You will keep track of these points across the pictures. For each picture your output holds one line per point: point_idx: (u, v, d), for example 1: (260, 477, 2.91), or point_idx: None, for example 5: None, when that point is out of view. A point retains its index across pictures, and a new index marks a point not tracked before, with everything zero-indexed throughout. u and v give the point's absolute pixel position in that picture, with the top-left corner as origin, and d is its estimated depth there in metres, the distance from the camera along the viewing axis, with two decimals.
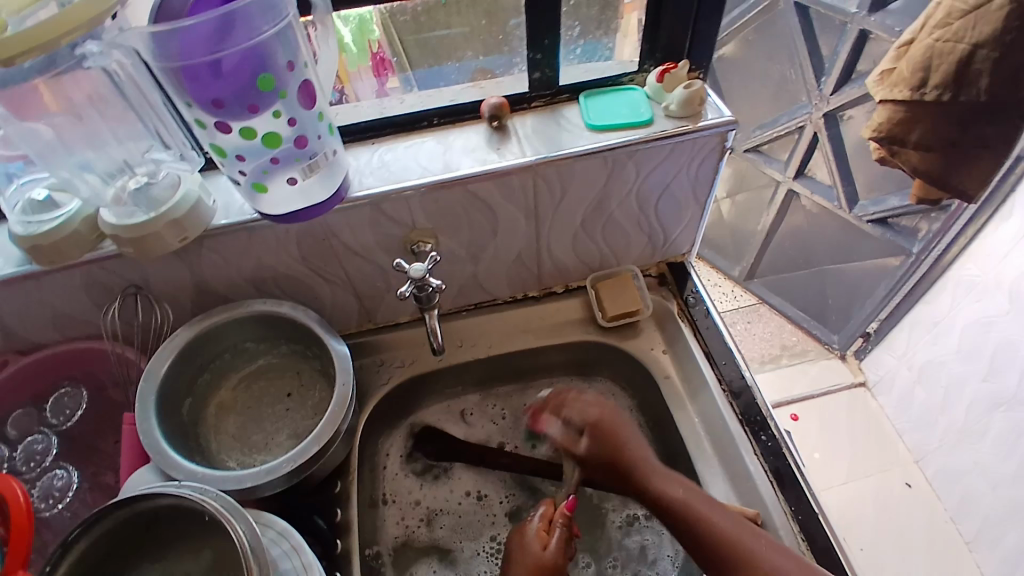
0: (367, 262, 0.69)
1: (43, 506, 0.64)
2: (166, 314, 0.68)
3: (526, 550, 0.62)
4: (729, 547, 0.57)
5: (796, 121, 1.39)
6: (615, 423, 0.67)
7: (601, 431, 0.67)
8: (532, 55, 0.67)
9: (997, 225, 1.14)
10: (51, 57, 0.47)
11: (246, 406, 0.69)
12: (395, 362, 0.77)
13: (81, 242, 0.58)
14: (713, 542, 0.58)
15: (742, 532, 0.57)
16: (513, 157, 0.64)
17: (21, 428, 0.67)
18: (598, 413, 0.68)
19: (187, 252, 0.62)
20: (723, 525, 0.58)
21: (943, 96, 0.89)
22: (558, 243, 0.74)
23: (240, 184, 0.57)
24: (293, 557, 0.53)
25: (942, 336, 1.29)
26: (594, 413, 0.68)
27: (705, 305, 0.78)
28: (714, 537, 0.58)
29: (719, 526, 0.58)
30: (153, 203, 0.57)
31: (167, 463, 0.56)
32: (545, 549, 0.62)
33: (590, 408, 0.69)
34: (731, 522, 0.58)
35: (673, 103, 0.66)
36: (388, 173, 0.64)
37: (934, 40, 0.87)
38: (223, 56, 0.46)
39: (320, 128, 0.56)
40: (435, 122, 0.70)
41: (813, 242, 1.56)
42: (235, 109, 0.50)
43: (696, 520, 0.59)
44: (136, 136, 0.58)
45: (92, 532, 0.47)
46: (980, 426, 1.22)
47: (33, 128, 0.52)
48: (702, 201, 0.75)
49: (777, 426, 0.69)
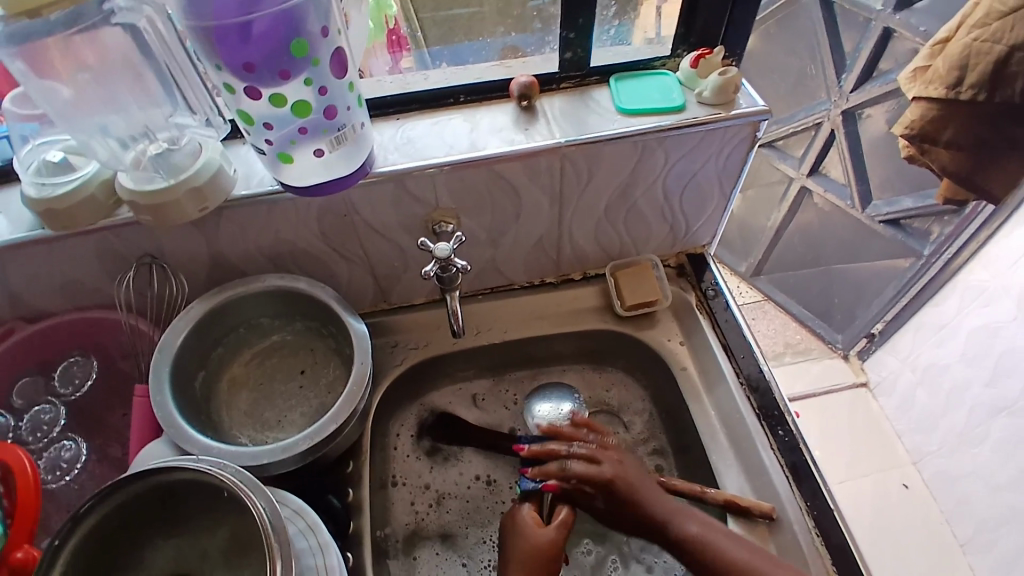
0: (387, 240, 0.68)
1: (50, 477, 0.62)
2: (180, 286, 0.67)
3: (522, 532, 0.61)
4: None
5: (814, 117, 1.38)
6: (629, 484, 0.61)
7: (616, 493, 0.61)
8: (566, 34, 0.65)
9: (1009, 231, 1.13)
10: (80, 10, 0.45)
11: (259, 382, 0.68)
12: (408, 344, 0.76)
13: (97, 208, 0.57)
14: (730, 572, 0.56)
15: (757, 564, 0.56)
16: (541, 138, 0.63)
17: (27, 397, 0.66)
18: (614, 475, 0.61)
19: (205, 222, 0.61)
20: (741, 559, 0.57)
21: (979, 96, 0.88)
22: (579, 229, 0.73)
23: (265, 154, 0.55)
24: (309, 536, 0.52)
25: (948, 340, 1.30)
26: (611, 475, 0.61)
27: (724, 298, 0.77)
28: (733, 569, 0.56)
29: (737, 558, 0.57)
30: (173, 169, 0.56)
31: (180, 436, 0.55)
32: (540, 529, 0.61)
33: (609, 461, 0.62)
34: (749, 554, 0.57)
35: (706, 90, 0.65)
36: (413, 150, 0.62)
37: (971, 39, 0.86)
38: (256, 19, 0.45)
39: (350, 99, 0.54)
40: (462, 99, 0.68)
41: (821, 240, 1.56)
42: (266, 74, 0.48)
43: (712, 546, 0.58)
44: (156, 101, 0.56)
45: (106, 504, 0.45)
46: (982, 431, 1.22)
47: (53, 87, 0.51)
48: (727, 192, 0.74)
49: (794, 421, 0.68)
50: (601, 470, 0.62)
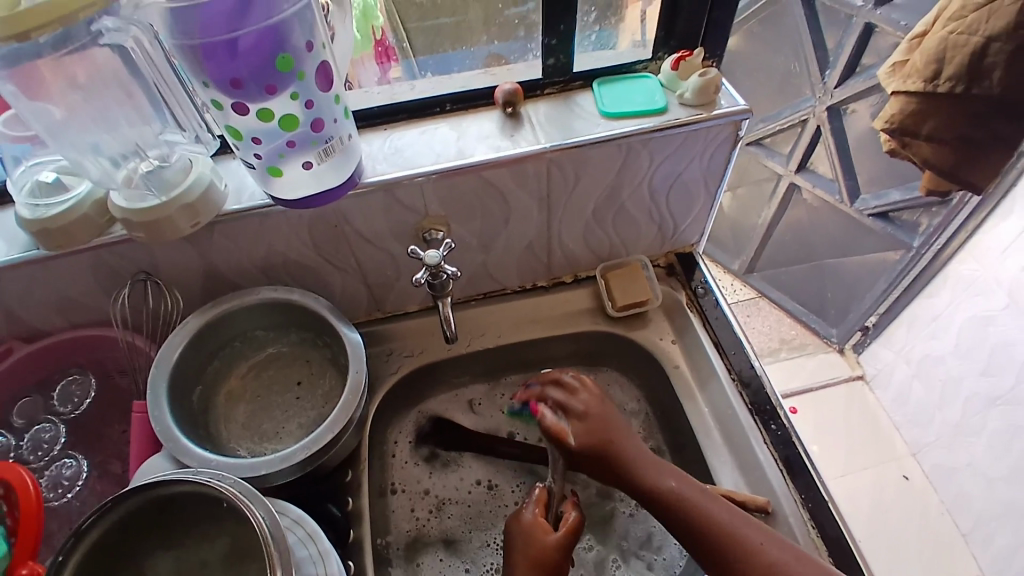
0: (378, 249, 0.69)
1: (51, 495, 0.63)
2: (176, 301, 0.67)
3: (529, 539, 0.61)
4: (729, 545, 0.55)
5: (800, 114, 1.40)
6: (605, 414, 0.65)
7: (592, 423, 0.64)
8: (548, 41, 0.66)
9: (996, 222, 1.14)
10: (67, 33, 0.46)
11: (256, 394, 0.68)
12: (403, 351, 0.77)
13: (90, 226, 0.58)
14: (701, 523, 0.57)
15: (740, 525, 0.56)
16: (527, 143, 0.64)
17: (26, 415, 0.66)
18: (591, 406, 0.65)
19: (198, 237, 0.61)
20: (710, 509, 0.57)
21: (956, 87, 0.89)
22: (569, 232, 0.74)
23: (255, 168, 0.56)
24: (308, 544, 0.53)
25: (941, 331, 1.31)
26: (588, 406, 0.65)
27: (714, 296, 0.78)
28: (714, 531, 0.56)
29: (721, 520, 0.56)
30: (165, 186, 0.57)
31: (178, 450, 0.55)
32: (548, 535, 0.61)
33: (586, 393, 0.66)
34: (731, 516, 0.56)
35: (688, 91, 0.66)
36: (401, 159, 0.63)
37: (948, 32, 0.88)
38: (241, 35, 0.46)
39: (336, 111, 0.55)
40: (448, 108, 0.69)
41: (813, 236, 1.57)
42: (253, 89, 0.49)
43: (694, 504, 0.58)
44: (146, 119, 0.57)
45: (106, 520, 0.46)
46: (978, 421, 1.23)
47: (45, 107, 0.51)
48: (712, 191, 0.75)
49: (787, 416, 0.69)
50: (579, 400, 0.66)
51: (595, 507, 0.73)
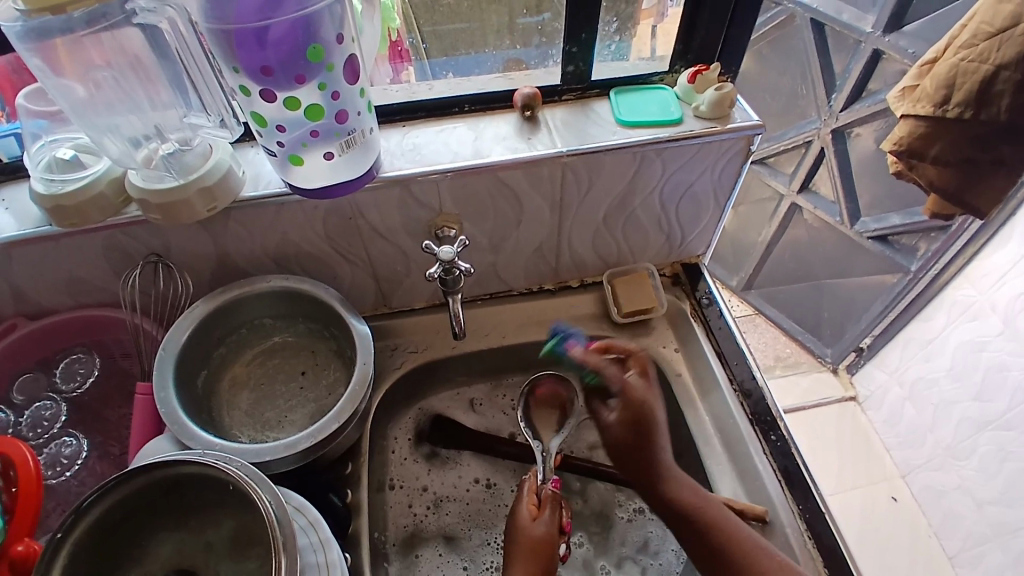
0: (390, 244, 0.69)
1: (50, 473, 0.63)
2: (185, 285, 0.67)
3: (517, 524, 0.62)
4: (729, 546, 0.57)
5: (804, 135, 1.43)
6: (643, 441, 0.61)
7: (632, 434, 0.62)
8: (568, 48, 0.67)
9: (994, 249, 1.16)
10: (103, 9, 0.48)
11: (259, 382, 0.68)
12: (407, 347, 0.77)
13: (105, 205, 0.58)
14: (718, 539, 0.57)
15: (724, 518, 0.58)
16: (543, 147, 0.65)
17: (28, 393, 0.66)
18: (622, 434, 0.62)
19: (213, 222, 0.62)
20: (737, 531, 0.58)
21: (965, 113, 0.91)
22: (579, 236, 0.75)
23: (276, 156, 0.56)
24: (311, 532, 0.53)
25: (935, 355, 1.32)
26: (638, 420, 0.62)
27: (718, 306, 0.79)
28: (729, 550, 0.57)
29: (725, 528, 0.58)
30: (184, 169, 0.57)
31: (183, 433, 0.55)
32: (534, 521, 0.62)
33: (641, 388, 0.63)
34: (715, 509, 0.59)
35: (703, 104, 0.67)
36: (419, 156, 0.64)
37: (959, 60, 0.90)
38: (272, 24, 0.46)
39: (360, 105, 0.56)
40: (466, 109, 0.70)
41: (811, 255, 1.59)
42: (282, 78, 0.49)
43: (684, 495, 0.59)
44: (170, 102, 0.57)
45: (107, 498, 0.46)
46: (967, 445, 1.25)
47: (68, 85, 0.52)
48: (721, 205, 0.76)
49: (787, 427, 0.69)
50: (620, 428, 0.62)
51: (592, 510, 0.74)
